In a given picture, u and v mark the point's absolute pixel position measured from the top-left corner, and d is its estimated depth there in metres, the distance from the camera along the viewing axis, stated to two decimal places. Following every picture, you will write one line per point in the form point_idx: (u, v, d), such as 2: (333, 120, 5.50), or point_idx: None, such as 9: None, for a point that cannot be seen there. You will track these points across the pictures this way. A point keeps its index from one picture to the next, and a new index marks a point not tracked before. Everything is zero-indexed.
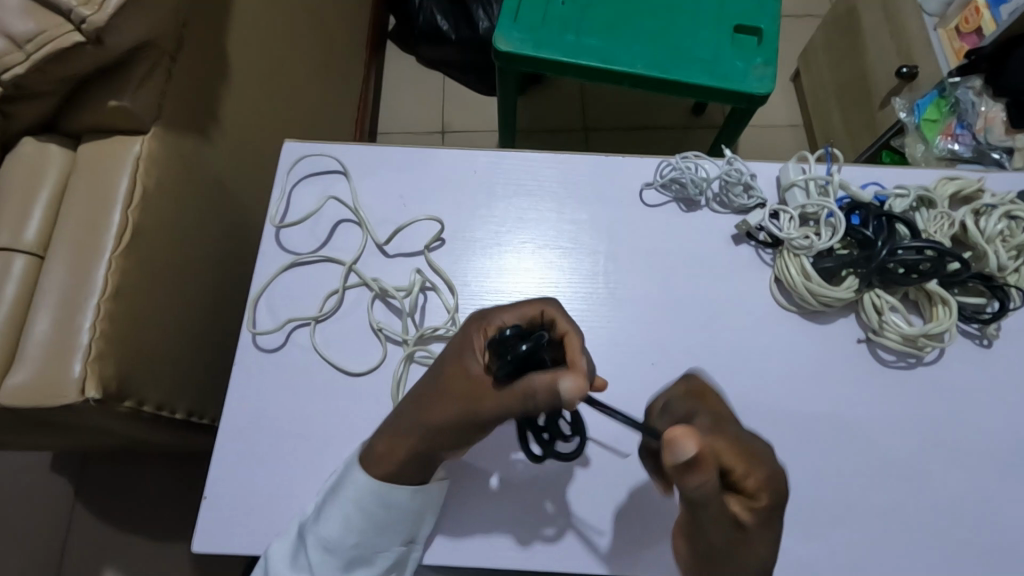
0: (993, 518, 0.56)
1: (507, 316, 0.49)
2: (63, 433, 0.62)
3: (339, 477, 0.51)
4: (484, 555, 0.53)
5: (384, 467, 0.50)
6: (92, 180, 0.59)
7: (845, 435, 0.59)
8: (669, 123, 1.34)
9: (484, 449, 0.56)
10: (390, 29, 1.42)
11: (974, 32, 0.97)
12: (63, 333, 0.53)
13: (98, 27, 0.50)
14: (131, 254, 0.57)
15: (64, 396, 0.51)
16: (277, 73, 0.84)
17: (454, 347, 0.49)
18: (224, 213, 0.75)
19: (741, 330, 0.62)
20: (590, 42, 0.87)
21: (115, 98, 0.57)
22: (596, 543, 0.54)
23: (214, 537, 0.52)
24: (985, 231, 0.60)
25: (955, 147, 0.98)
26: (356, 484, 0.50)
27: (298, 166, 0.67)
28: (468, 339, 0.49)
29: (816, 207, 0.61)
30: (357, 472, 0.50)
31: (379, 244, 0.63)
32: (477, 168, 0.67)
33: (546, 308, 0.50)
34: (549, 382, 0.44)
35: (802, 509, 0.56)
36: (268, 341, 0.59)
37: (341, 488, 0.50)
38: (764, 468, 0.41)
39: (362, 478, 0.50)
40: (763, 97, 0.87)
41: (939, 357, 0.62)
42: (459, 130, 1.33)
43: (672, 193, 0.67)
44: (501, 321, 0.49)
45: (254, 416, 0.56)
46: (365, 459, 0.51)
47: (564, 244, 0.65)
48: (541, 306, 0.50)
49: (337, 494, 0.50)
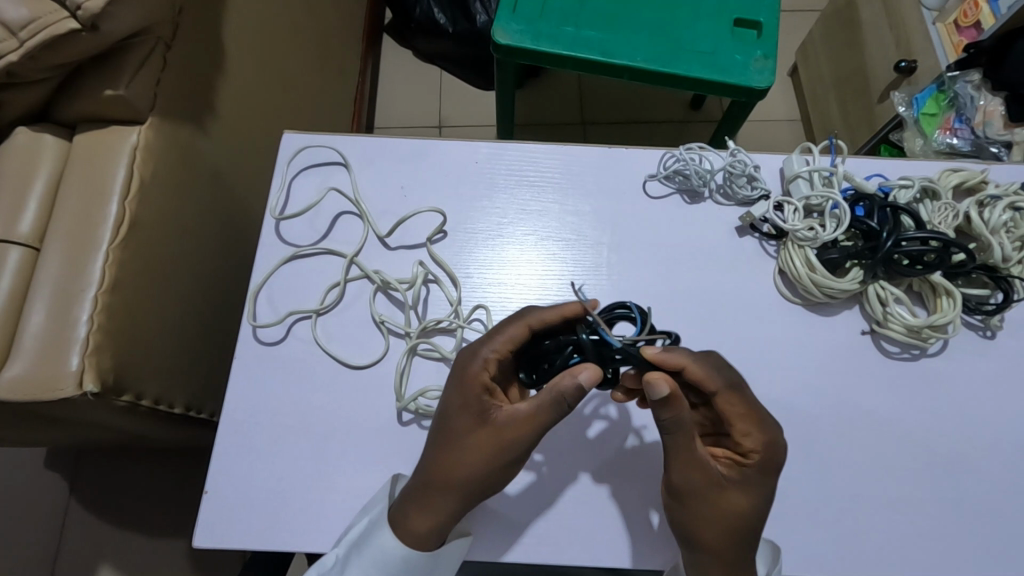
0: (997, 508, 0.56)
1: (496, 344, 0.48)
2: (60, 428, 0.61)
3: (364, 532, 0.50)
4: (488, 546, 0.53)
5: (410, 530, 0.49)
6: (89, 171, 0.58)
7: (850, 428, 0.58)
8: (668, 117, 1.34)
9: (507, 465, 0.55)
10: (386, 23, 1.41)
11: (973, 25, 0.96)
12: (60, 326, 0.52)
13: (94, 14, 0.49)
14: (128, 245, 0.56)
15: (61, 390, 0.50)
16: (273, 65, 0.83)
17: (457, 394, 0.49)
18: (221, 204, 0.74)
19: (746, 322, 0.62)
20: (589, 35, 0.87)
21: (111, 88, 0.56)
22: (603, 535, 0.53)
23: (213, 533, 0.52)
24: (989, 222, 0.60)
25: (954, 142, 0.99)
26: (381, 544, 0.49)
27: (297, 157, 0.66)
28: (467, 377, 0.49)
29: (820, 199, 0.60)
30: (385, 533, 0.49)
31: (380, 237, 0.62)
32: (479, 159, 0.67)
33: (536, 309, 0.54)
34: (570, 387, 0.45)
35: (809, 501, 0.56)
36: (268, 333, 0.58)
37: (365, 544, 0.49)
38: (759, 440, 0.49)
39: (387, 538, 0.49)
40: (764, 91, 0.86)
41: (943, 348, 0.62)
42: (457, 124, 1.32)
43: (675, 184, 0.66)
44: (492, 351, 0.48)
45: (256, 409, 0.56)
46: (393, 519, 0.49)
47: (567, 236, 0.64)
48: (524, 320, 0.49)
49: (359, 553, 0.49)
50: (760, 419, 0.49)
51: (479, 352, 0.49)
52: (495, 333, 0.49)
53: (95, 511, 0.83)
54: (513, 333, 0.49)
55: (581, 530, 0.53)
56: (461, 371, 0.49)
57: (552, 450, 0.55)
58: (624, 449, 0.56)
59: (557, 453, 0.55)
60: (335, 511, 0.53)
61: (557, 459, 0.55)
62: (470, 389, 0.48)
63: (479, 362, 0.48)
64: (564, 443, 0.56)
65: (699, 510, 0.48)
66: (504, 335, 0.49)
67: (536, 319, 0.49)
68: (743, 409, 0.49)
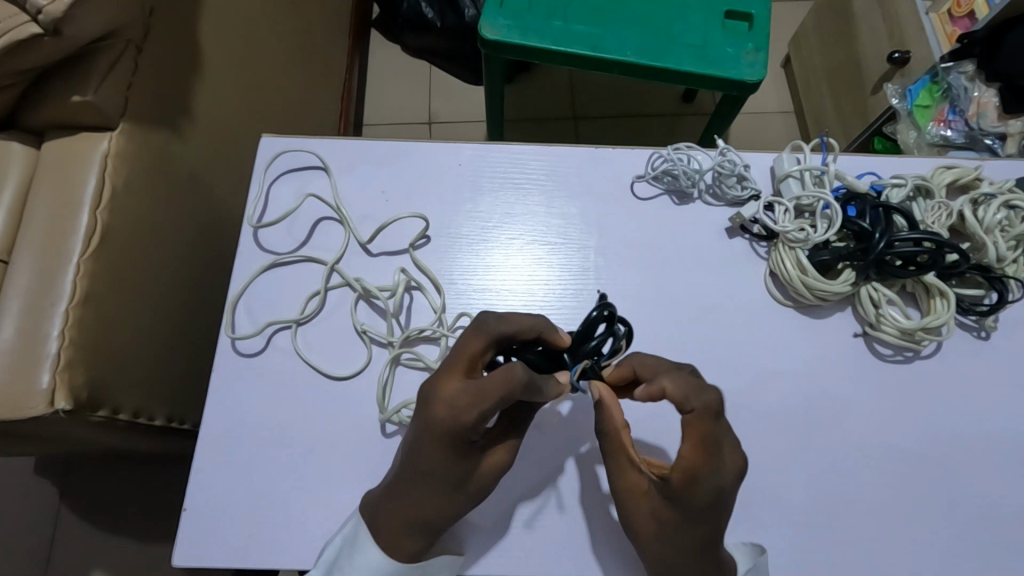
0: (995, 513, 0.56)
1: (482, 412, 0.42)
2: (37, 443, 0.60)
3: (341, 551, 0.48)
4: (473, 562, 0.52)
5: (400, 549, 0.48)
6: (58, 182, 0.56)
7: (844, 432, 0.57)
8: (660, 110, 1.32)
9: (506, 490, 0.53)
10: (374, 17, 1.38)
11: (966, 15, 0.94)
12: (29, 342, 0.51)
13: (56, 18, 0.47)
14: (101, 255, 0.55)
15: (32, 408, 0.49)
16: (254, 63, 0.81)
17: (441, 452, 0.44)
18: (201, 208, 0.72)
19: (738, 327, 0.60)
20: (578, 30, 0.85)
21: (78, 93, 0.54)
22: (592, 547, 0.52)
23: (194, 551, 0.51)
24: (983, 221, 0.58)
25: (948, 133, 0.97)
26: (367, 563, 0.48)
27: (276, 161, 0.64)
28: (455, 437, 0.44)
29: (812, 199, 0.59)
30: (369, 552, 0.48)
31: (361, 243, 0.61)
32: (463, 161, 0.65)
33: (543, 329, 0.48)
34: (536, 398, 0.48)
35: (805, 510, 0.55)
36: (247, 345, 0.57)
37: (346, 565, 0.48)
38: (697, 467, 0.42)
39: (372, 557, 0.48)
40: (755, 84, 0.84)
41: (937, 350, 0.61)
42: (447, 120, 1.30)
43: (664, 184, 0.65)
44: (479, 414, 0.42)
45: (237, 424, 0.54)
46: (372, 537, 0.48)
47: (553, 239, 0.63)
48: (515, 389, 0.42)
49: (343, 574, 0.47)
50: (711, 455, 0.42)
51: (454, 416, 0.43)
52: (477, 395, 0.42)
53: (81, 522, 0.82)
54: (498, 396, 0.42)
55: (571, 544, 0.52)
56: (433, 423, 0.44)
57: (540, 463, 0.54)
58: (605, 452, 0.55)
59: (548, 468, 0.54)
60: (322, 528, 0.52)
61: (549, 473, 0.54)
62: (459, 444, 0.44)
63: (461, 426, 0.43)
64: (556, 459, 0.54)
65: (631, 513, 0.47)
66: (490, 398, 0.42)
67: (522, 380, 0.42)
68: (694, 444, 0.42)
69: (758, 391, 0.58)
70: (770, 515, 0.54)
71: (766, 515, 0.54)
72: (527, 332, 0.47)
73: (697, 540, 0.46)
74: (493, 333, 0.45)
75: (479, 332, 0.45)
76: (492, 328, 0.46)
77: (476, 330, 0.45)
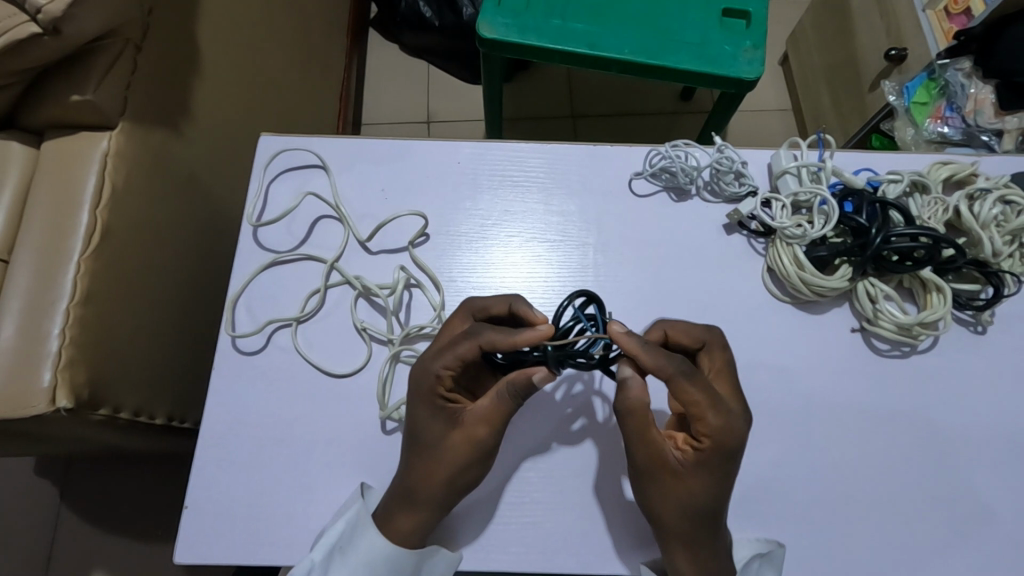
0: (992, 507, 0.56)
1: (446, 361, 0.48)
2: (38, 442, 0.60)
3: (343, 536, 0.49)
4: (473, 559, 0.52)
5: None
6: (58, 181, 0.56)
7: (842, 427, 0.58)
8: (658, 109, 1.32)
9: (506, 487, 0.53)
10: (372, 17, 1.39)
11: (963, 11, 0.93)
12: (30, 341, 0.51)
13: (55, 17, 0.48)
14: (101, 253, 0.55)
15: (33, 406, 0.49)
16: (253, 62, 0.81)
17: (416, 407, 0.49)
18: (200, 206, 0.72)
19: (736, 323, 0.61)
20: (576, 28, 0.85)
21: (78, 93, 0.55)
22: (593, 543, 0.52)
23: (196, 548, 0.51)
24: (979, 217, 0.59)
25: (945, 130, 0.98)
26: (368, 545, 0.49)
27: (275, 160, 0.64)
28: (425, 391, 0.49)
29: (809, 195, 0.59)
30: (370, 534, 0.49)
31: (361, 241, 0.61)
32: (461, 160, 0.65)
33: (515, 303, 0.51)
34: (521, 379, 0.46)
35: (803, 505, 0.55)
36: (248, 343, 0.57)
37: (348, 547, 0.49)
38: (714, 419, 0.46)
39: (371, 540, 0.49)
40: (753, 82, 0.85)
41: (933, 345, 0.61)
42: (446, 119, 1.30)
43: (662, 181, 0.65)
44: (443, 364, 0.48)
45: (237, 421, 0.54)
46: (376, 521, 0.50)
47: (551, 237, 0.63)
48: (475, 341, 0.47)
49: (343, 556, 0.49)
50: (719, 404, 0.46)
51: (424, 367, 0.49)
52: (445, 347, 0.48)
53: (82, 522, 0.82)
54: (462, 347, 0.48)
55: (571, 540, 0.52)
56: (415, 381, 0.49)
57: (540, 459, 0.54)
58: (598, 432, 0.55)
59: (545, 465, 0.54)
60: (323, 524, 0.52)
61: (548, 469, 0.54)
62: (430, 402, 0.49)
63: (430, 378, 0.48)
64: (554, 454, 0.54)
65: (656, 488, 0.48)
66: (453, 350, 0.48)
67: (482, 335, 0.47)
68: (700, 395, 0.46)
69: (756, 387, 0.58)
70: (768, 510, 0.55)
71: (765, 510, 0.55)
72: (499, 307, 0.51)
73: (712, 501, 0.47)
74: (470, 306, 0.52)
75: (463, 309, 0.52)
76: (471, 303, 0.52)
77: (462, 306, 0.52)
